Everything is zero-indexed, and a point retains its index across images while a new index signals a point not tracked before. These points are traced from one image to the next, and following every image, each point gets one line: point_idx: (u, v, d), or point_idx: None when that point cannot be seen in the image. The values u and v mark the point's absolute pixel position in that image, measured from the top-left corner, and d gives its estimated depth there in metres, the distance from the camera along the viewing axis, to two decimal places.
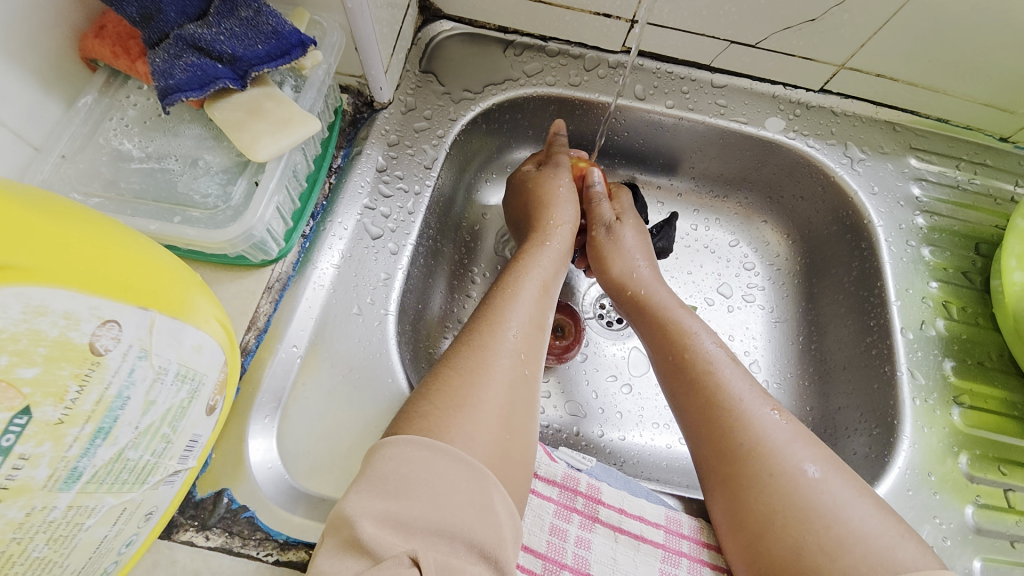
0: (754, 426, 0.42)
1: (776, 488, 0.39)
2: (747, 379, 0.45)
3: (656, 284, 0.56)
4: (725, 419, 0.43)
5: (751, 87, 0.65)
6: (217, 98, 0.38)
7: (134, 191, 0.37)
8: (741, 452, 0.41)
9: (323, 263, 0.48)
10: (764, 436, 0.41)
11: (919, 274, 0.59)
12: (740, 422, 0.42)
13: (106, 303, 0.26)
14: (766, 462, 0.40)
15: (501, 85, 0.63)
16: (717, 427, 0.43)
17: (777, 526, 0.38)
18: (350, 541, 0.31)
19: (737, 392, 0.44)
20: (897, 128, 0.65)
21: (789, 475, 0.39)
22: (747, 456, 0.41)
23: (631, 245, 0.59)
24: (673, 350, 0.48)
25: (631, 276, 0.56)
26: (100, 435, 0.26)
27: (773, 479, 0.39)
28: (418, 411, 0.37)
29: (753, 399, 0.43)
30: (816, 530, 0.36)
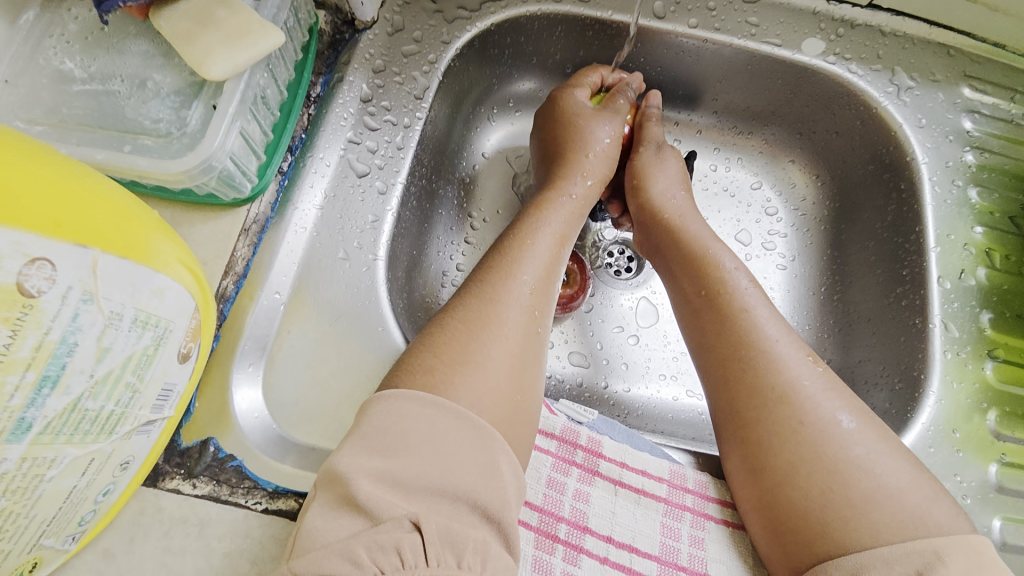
0: (783, 372, 0.39)
1: (804, 437, 0.36)
2: (779, 321, 0.42)
3: (691, 214, 0.51)
4: (752, 363, 0.39)
5: (790, 2, 0.56)
6: (161, 5, 0.33)
7: (79, 118, 0.33)
8: (769, 396, 0.38)
9: (305, 204, 0.44)
10: (794, 382, 0.38)
11: (963, 218, 0.53)
12: (771, 365, 0.39)
13: (33, 239, 0.23)
14: (797, 409, 0.37)
15: (501, 1, 0.55)
16: (742, 372, 0.40)
17: (801, 476, 0.35)
18: (344, 498, 0.29)
19: (768, 335, 0.40)
20: (952, 52, 0.57)
21: (820, 424, 0.36)
22: (775, 401, 0.38)
23: (673, 173, 0.55)
24: (700, 291, 0.45)
25: (667, 202, 0.52)
26: (48, 384, 0.24)
27: (802, 427, 0.36)
28: (420, 364, 0.35)
29: (785, 343, 0.40)
30: (845, 484, 0.34)
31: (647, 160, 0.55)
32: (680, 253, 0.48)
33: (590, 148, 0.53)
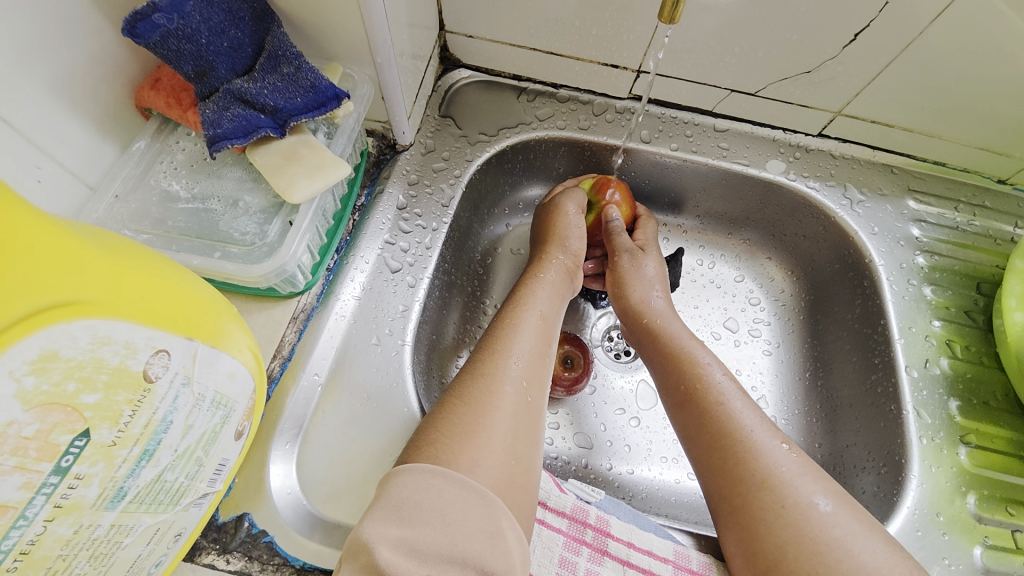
0: (764, 458, 0.43)
1: (788, 520, 0.40)
2: (757, 413, 0.47)
3: (671, 315, 0.57)
4: (733, 448, 0.44)
5: (752, 131, 0.68)
6: (258, 144, 0.41)
7: (179, 229, 0.40)
8: (754, 482, 0.42)
9: (345, 295, 0.51)
10: (774, 468, 0.42)
11: (921, 312, 0.60)
12: (751, 452, 0.43)
13: (159, 334, 0.28)
14: (778, 493, 0.41)
15: (515, 128, 0.67)
16: (730, 455, 0.44)
17: (789, 559, 0.38)
18: (367, 568, 0.31)
19: (747, 427, 0.45)
20: (894, 171, 0.68)
21: (801, 507, 0.40)
22: (757, 487, 0.42)
23: (652, 275, 0.60)
24: (684, 383, 0.50)
25: (648, 304, 0.58)
26: (145, 457, 0.28)
27: (785, 510, 0.40)
28: (425, 440, 0.39)
29: (762, 433, 0.45)
30: (829, 564, 0.37)
31: (624, 267, 0.60)
32: (665, 348, 0.54)
33: (561, 246, 0.59)
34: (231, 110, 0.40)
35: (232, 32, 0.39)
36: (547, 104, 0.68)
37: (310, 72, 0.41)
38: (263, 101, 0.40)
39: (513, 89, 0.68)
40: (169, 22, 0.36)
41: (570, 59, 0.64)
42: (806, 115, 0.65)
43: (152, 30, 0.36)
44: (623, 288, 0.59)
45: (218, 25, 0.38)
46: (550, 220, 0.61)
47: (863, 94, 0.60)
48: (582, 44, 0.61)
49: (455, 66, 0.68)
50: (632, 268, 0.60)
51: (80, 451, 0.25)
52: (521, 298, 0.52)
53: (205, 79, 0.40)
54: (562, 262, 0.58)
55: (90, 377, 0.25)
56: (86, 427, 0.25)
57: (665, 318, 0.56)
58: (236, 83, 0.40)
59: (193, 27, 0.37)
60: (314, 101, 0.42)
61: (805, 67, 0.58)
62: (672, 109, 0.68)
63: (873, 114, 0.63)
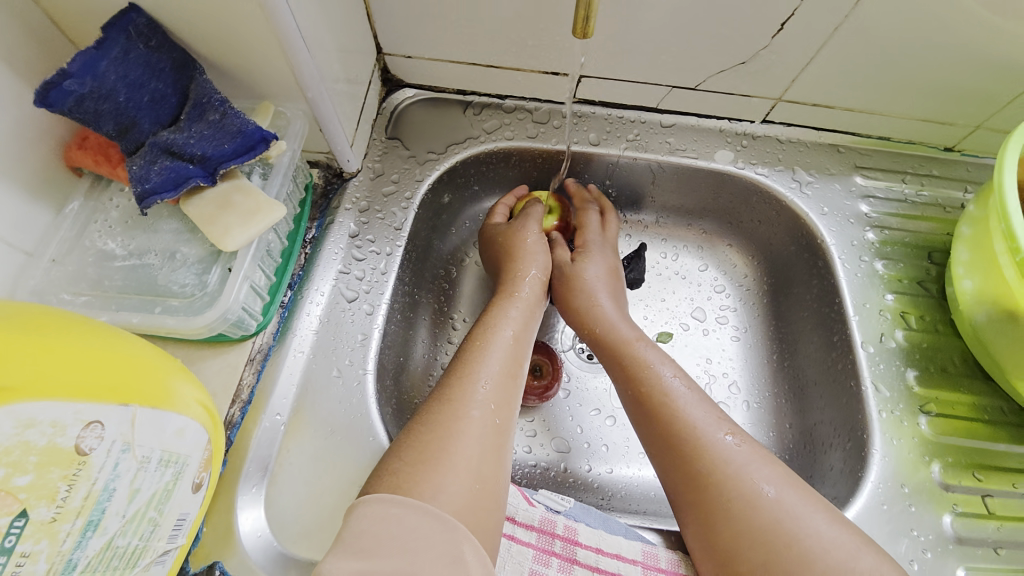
0: (709, 452, 0.44)
1: (736, 511, 0.41)
2: (702, 404, 0.47)
3: (618, 319, 0.57)
4: (681, 447, 0.45)
5: (698, 124, 0.69)
6: (191, 194, 0.41)
7: (118, 288, 0.40)
8: (701, 478, 0.43)
9: (302, 330, 0.51)
10: (719, 463, 0.43)
11: (875, 287, 0.61)
12: (698, 448, 0.44)
13: (91, 405, 0.28)
14: (724, 487, 0.42)
15: (463, 143, 0.67)
16: (679, 455, 0.45)
17: (744, 549, 0.40)
18: None
19: (693, 420, 0.46)
20: (841, 150, 0.69)
21: (747, 498, 0.41)
22: (705, 481, 0.43)
23: (595, 279, 0.61)
24: (632, 386, 0.50)
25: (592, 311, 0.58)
26: (91, 527, 0.28)
27: (731, 503, 0.41)
28: (387, 467, 0.39)
29: (709, 425, 0.45)
30: (779, 551, 0.39)
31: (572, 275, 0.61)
32: (615, 353, 0.54)
33: (528, 262, 0.60)
34: (159, 163, 0.40)
35: (152, 84, 0.39)
36: (493, 116, 0.68)
37: (236, 117, 0.41)
38: (191, 151, 0.40)
39: (459, 104, 0.68)
40: (81, 86, 0.36)
41: (510, 70, 0.64)
42: (749, 103, 0.66)
43: (65, 95, 0.36)
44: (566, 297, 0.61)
45: (136, 79, 0.38)
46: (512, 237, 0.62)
47: (800, 79, 0.61)
48: (518, 55, 0.61)
49: (398, 86, 0.68)
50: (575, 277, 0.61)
51: (21, 530, 0.25)
52: (491, 318, 0.52)
53: (129, 134, 0.40)
54: (536, 279, 0.59)
55: (19, 460, 0.25)
56: (23, 507, 0.25)
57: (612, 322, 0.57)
58: (162, 135, 0.40)
59: (108, 87, 0.37)
60: (243, 145, 0.41)
61: (740, 57, 0.59)
62: (618, 109, 0.69)
63: (812, 98, 0.64)
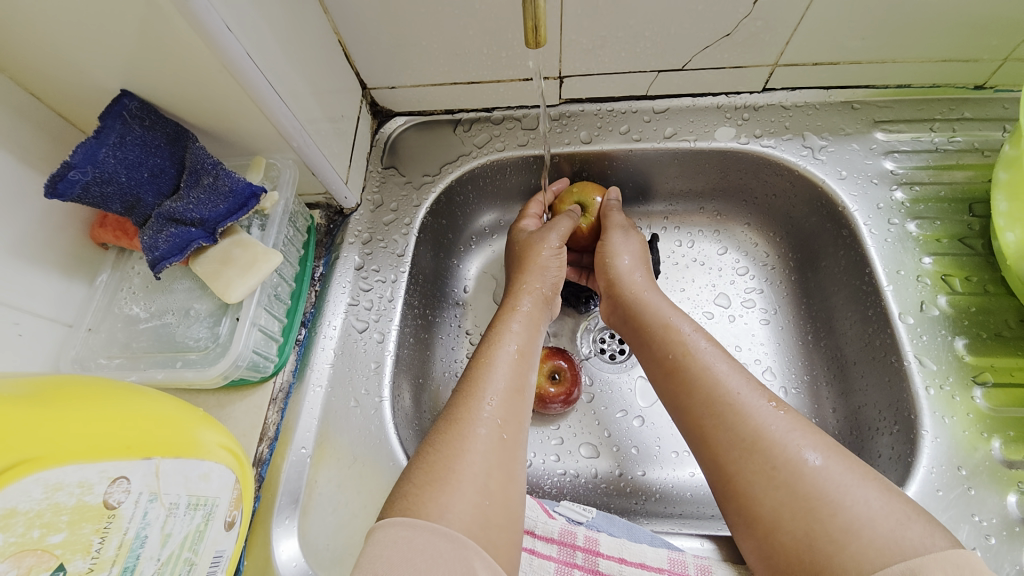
0: (753, 419, 0.42)
1: (782, 481, 0.38)
2: (742, 375, 0.45)
3: (649, 288, 0.57)
4: (721, 417, 0.43)
5: (694, 104, 0.66)
6: (197, 254, 0.45)
7: (145, 348, 0.45)
8: (744, 445, 0.41)
9: (319, 365, 0.54)
10: (764, 427, 0.41)
11: (909, 253, 0.57)
12: (740, 416, 0.42)
13: (114, 463, 0.31)
14: (768, 454, 0.40)
15: (456, 162, 0.67)
16: (720, 423, 0.43)
17: (786, 520, 0.37)
18: None
19: (734, 388, 0.44)
20: (855, 107, 0.64)
21: (792, 466, 0.39)
22: (746, 448, 0.41)
23: (636, 249, 0.61)
24: (664, 358, 0.49)
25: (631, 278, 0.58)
26: (127, 573, 0.32)
27: (778, 471, 0.39)
28: (399, 492, 0.40)
29: (749, 394, 0.43)
30: (823, 518, 0.36)
31: (612, 242, 0.62)
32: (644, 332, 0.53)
33: (531, 272, 0.60)
34: (165, 231, 0.43)
35: (150, 160, 0.43)
36: (483, 130, 0.69)
37: (227, 178, 0.44)
38: (191, 216, 0.44)
39: (449, 124, 0.69)
40: (84, 175, 0.39)
41: (491, 83, 0.64)
42: (743, 74, 0.62)
43: (72, 185, 0.39)
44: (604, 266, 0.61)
45: (134, 159, 0.42)
46: (517, 253, 0.63)
47: (794, 41, 0.57)
48: (497, 67, 0.61)
49: (388, 117, 0.69)
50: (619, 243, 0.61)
51: None
52: (495, 335, 0.52)
53: (136, 210, 0.44)
54: (539, 291, 0.59)
55: (51, 521, 0.28)
56: (60, 562, 0.28)
57: (639, 297, 0.56)
58: (165, 205, 0.44)
59: (109, 171, 0.40)
60: (235, 204, 0.45)
61: (724, 30, 0.56)
62: (607, 102, 0.67)
63: (812, 57, 0.59)
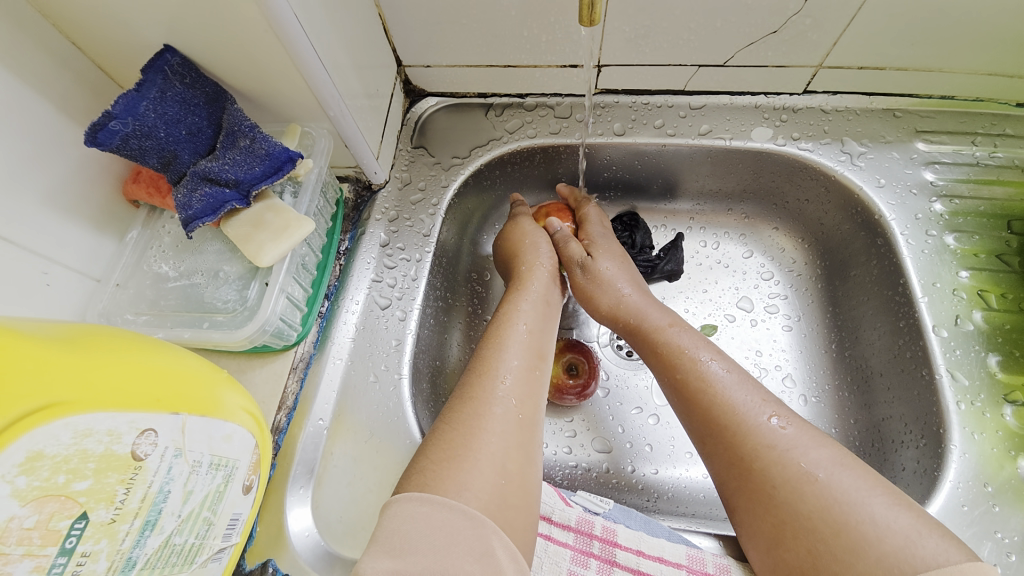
0: (753, 437, 0.40)
1: (782, 500, 0.38)
2: (748, 387, 0.44)
3: (646, 306, 0.55)
4: (725, 430, 0.42)
5: (732, 102, 0.65)
6: (229, 216, 0.45)
7: (172, 307, 0.45)
8: (743, 463, 0.40)
9: (340, 338, 0.54)
10: (762, 448, 0.40)
11: (946, 265, 0.56)
12: (738, 436, 0.41)
13: (142, 415, 0.31)
14: (767, 473, 0.39)
15: (486, 146, 0.66)
16: (721, 439, 0.42)
17: (788, 539, 0.37)
18: None
19: (734, 403, 0.43)
20: (897, 115, 0.63)
21: (792, 485, 0.38)
22: (749, 466, 0.40)
23: (613, 271, 0.58)
24: (670, 374, 0.48)
25: (619, 305, 0.56)
26: (148, 527, 0.31)
27: (777, 491, 0.38)
28: (416, 467, 0.39)
29: (750, 408, 0.42)
30: (826, 540, 0.35)
31: (584, 284, 0.58)
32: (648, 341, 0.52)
33: (532, 253, 0.59)
34: (199, 191, 0.43)
35: (189, 119, 0.42)
36: (515, 115, 0.67)
37: (264, 141, 0.44)
38: (226, 177, 0.43)
39: (481, 107, 0.68)
40: (124, 126, 0.39)
41: (528, 67, 0.63)
42: (785, 74, 0.61)
43: (112, 136, 0.39)
44: (587, 300, 0.58)
45: (174, 116, 0.41)
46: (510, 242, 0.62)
47: (842, 43, 0.56)
48: (535, 51, 0.60)
49: (421, 96, 0.68)
50: (590, 281, 0.58)
51: (82, 531, 0.28)
52: (507, 313, 0.52)
53: (172, 166, 0.43)
54: (545, 270, 0.58)
55: (78, 467, 0.28)
56: (83, 510, 0.28)
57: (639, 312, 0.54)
58: (201, 164, 0.43)
59: (149, 125, 0.40)
60: (272, 167, 0.45)
61: (771, 27, 0.55)
62: (643, 95, 0.66)
63: (858, 61, 0.58)
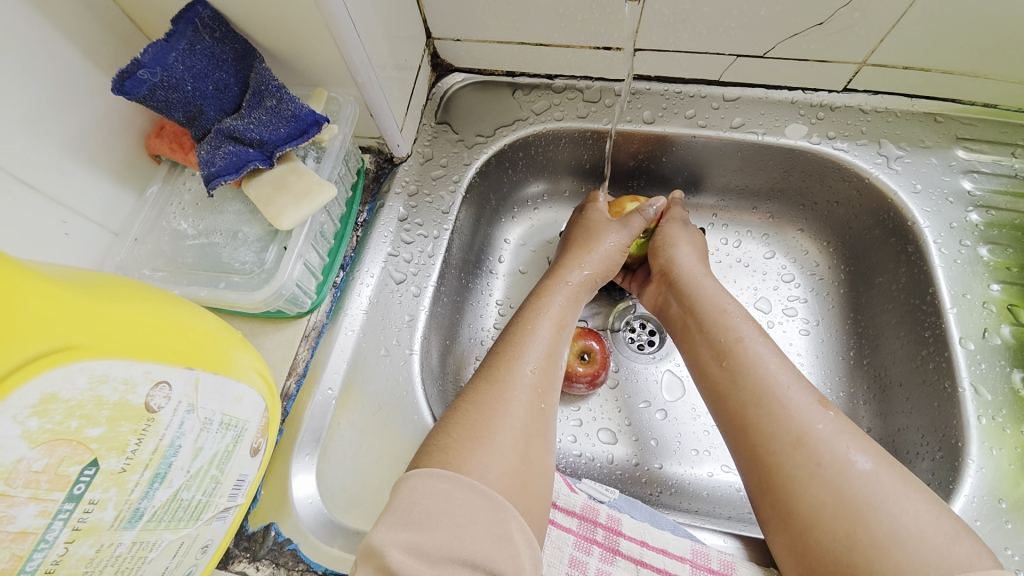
0: (799, 415, 0.40)
1: (825, 480, 0.37)
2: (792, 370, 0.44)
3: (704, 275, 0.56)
4: (769, 406, 0.42)
5: (767, 96, 0.63)
6: (251, 176, 0.44)
7: (189, 264, 0.44)
8: (784, 441, 0.40)
9: (353, 310, 0.53)
10: (808, 426, 0.40)
11: (977, 277, 0.54)
12: (781, 414, 0.41)
13: (157, 367, 0.31)
14: (813, 451, 0.38)
15: (512, 126, 0.65)
16: (762, 415, 0.41)
17: (825, 520, 0.36)
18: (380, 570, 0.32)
19: (783, 382, 0.43)
20: (938, 120, 0.60)
21: (838, 467, 0.37)
22: (793, 443, 0.39)
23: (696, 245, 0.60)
24: (720, 338, 0.48)
25: (679, 263, 0.57)
26: (157, 479, 0.31)
27: (821, 470, 0.38)
28: (436, 444, 0.39)
29: (799, 388, 0.42)
30: (868, 523, 0.35)
31: (674, 229, 0.60)
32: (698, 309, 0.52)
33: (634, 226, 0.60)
34: (223, 148, 0.42)
35: (216, 74, 0.41)
36: (543, 96, 0.66)
37: (291, 103, 0.44)
38: (250, 136, 0.43)
39: (508, 86, 0.66)
40: (153, 76, 0.38)
41: (560, 47, 0.61)
42: (826, 70, 0.59)
43: (139, 85, 0.38)
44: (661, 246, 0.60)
45: (202, 70, 0.41)
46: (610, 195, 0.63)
47: (888, 40, 0.54)
48: (569, 31, 0.58)
49: (448, 71, 0.67)
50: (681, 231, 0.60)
51: (91, 478, 0.28)
52: (540, 300, 0.52)
53: (197, 122, 0.43)
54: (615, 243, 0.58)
55: (92, 413, 0.27)
56: (94, 457, 0.28)
57: (696, 282, 0.54)
58: (226, 121, 0.43)
59: (176, 77, 0.39)
60: (297, 130, 0.44)
61: (816, 18, 0.52)
62: (676, 84, 0.64)
63: (903, 60, 0.56)
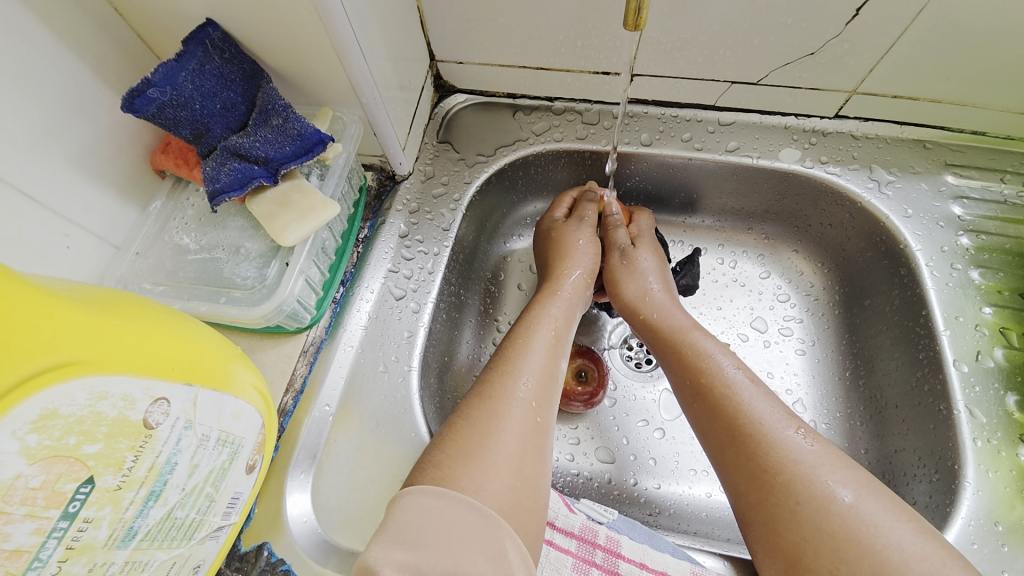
0: (778, 449, 0.40)
1: (805, 517, 0.37)
2: (768, 401, 0.44)
3: (669, 305, 0.56)
4: (748, 440, 0.42)
5: (762, 121, 0.64)
6: (255, 193, 0.45)
7: (190, 279, 0.45)
8: (765, 476, 0.40)
9: (352, 325, 0.53)
10: (788, 461, 0.39)
11: (970, 300, 0.55)
12: (762, 447, 0.41)
13: (156, 383, 0.31)
14: (791, 489, 0.38)
15: (512, 146, 0.66)
16: (742, 450, 0.42)
17: (810, 556, 0.36)
18: None
19: (759, 414, 0.43)
20: (928, 146, 0.62)
21: (818, 502, 0.37)
22: (771, 480, 0.39)
23: (647, 267, 0.60)
24: (690, 374, 0.48)
25: (645, 298, 0.57)
26: (152, 497, 0.31)
27: (800, 507, 0.37)
28: (431, 461, 0.39)
29: (776, 421, 0.42)
30: (851, 561, 0.34)
31: (617, 265, 0.60)
32: (672, 341, 0.52)
33: (575, 261, 0.59)
34: (228, 165, 0.43)
35: (224, 93, 0.42)
36: (543, 118, 0.67)
37: (297, 122, 0.44)
38: (256, 153, 0.43)
39: (509, 107, 0.68)
40: (162, 94, 0.39)
41: (560, 71, 0.62)
42: (818, 97, 0.60)
43: (148, 103, 0.39)
44: (616, 285, 0.60)
45: (210, 89, 0.41)
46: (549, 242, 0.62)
47: (878, 69, 0.55)
48: (570, 56, 0.60)
49: (450, 92, 0.68)
50: (625, 266, 0.60)
51: (87, 496, 0.28)
52: (534, 315, 0.52)
53: (203, 139, 0.43)
54: (576, 282, 0.57)
55: (91, 429, 0.27)
56: (90, 474, 0.28)
57: (665, 313, 0.55)
58: (232, 139, 0.43)
59: (185, 96, 0.40)
60: (302, 148, 0.45)
61: (809, 48, 0.54)
62: (672, 107, 0.65)
63: (893, 89, 0.58)
